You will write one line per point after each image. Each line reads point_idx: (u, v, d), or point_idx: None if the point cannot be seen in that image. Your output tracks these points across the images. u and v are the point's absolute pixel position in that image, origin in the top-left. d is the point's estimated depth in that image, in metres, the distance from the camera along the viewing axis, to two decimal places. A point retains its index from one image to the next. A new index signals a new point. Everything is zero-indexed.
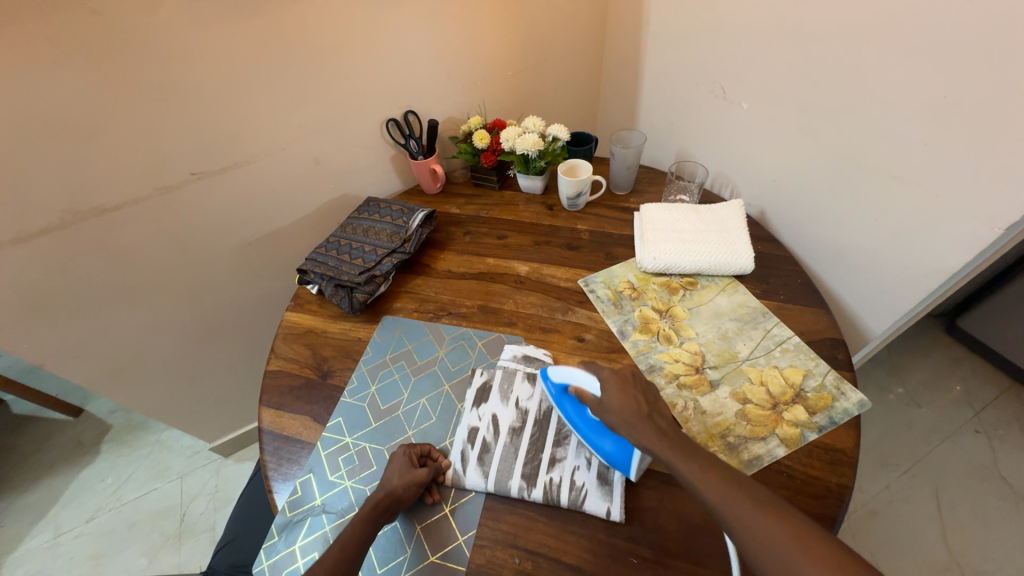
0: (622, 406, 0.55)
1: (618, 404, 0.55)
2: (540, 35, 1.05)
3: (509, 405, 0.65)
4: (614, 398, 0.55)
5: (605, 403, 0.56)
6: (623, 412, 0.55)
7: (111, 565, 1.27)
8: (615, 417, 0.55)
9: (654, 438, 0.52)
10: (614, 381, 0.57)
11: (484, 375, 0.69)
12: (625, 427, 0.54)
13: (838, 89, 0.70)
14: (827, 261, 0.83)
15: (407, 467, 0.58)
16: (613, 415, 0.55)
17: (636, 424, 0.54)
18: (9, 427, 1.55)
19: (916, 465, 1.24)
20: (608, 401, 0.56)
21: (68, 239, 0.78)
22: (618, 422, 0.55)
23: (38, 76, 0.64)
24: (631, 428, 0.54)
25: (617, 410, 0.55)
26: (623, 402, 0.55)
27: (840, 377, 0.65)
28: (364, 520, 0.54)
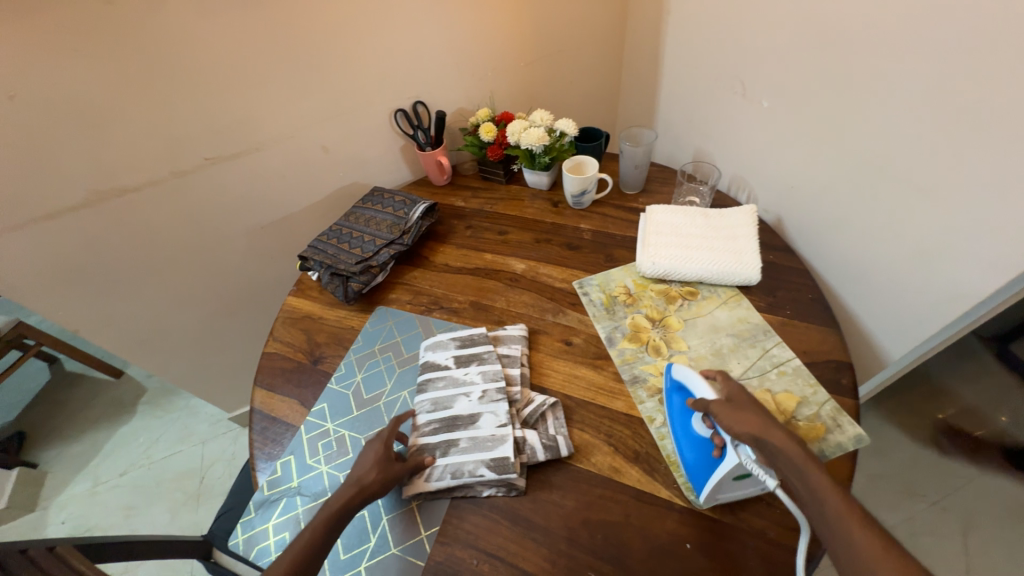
0: (756, 415, 0.52)
1: (749, 414, 0.53)
2: (557, 25, 1.02)
3: (460, 392, 0.65)
4: (745, 408, 0.53)
5: (735, 411, 0.53)
6: (757, 420, 0.52)
7: (139, 516, 1.39)
8: (746, 425, 0.51)
9: (783, 442, 0.50)
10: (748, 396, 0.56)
11: (437, 373, 0.68)
12: (759, 434, 0.50)
13: (865, 90, 0.64)
14: (842, 276, 0.77)
15: (382, 459, 0.56)
16: (741, 423, 0.51)
17: (769, 430, 0.51)
18: (63, 382, 1.72)
19: (945, 498, 1.14)
20: (742, 410, 0.53)
21: (91, 218, 0.83)
22: (752, 430, 0.51)
23: (58, 64, 0.68)
24: (766, 436, 0.50)
25: (742, 418, 0.52)
26: (756, 412, 0.53)
27: (839, 409, 0.59)
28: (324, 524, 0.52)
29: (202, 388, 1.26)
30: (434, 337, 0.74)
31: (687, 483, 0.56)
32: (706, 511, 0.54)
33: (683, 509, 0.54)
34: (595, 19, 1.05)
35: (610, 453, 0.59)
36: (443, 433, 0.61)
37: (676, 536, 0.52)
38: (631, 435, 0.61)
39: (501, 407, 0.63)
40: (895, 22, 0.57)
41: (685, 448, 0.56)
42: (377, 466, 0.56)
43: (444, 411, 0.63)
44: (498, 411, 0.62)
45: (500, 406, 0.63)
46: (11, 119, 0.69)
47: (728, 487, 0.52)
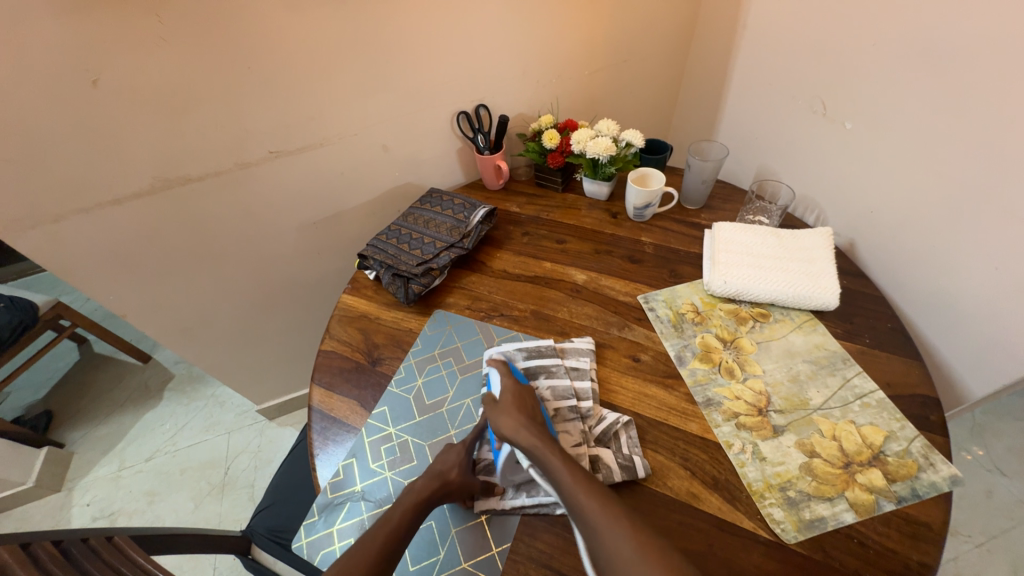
0: (512, 411, 0.59)
1: (510, 410, 0.59)
2: (626, 36, 1.02)
3: None
4: (510, 404, 0.60)
5: (503, 407, 0.60)
6: (516, 416, 0.58)
7: (163, 503, 1.38)
8: (507, 422, 0.57)
9: None
10: (513, 390, 0.62)
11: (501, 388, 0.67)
12: (512, 432, 0.56)
13: (975, 116, 0.63)
14: (922, 303, 0.77)
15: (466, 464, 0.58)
16: (505, 420, 0.58)
17: (522, 427, 0.57)
18: (91, 363, 1.72)
19: (994, 539, 1.10)
20: (504, 407, 0.60)
21: (155, 204, 0.83)
22: (507, 428, 0.57)
23: (145, 50, 0.68)
24: (517, 434, 0.56)
25: (509, 415, 0.59)
26: (515, 408, 0.60)
27: (929, 446, 0.58)
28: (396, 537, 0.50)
29: (238, 379, 1.26)
30: (500, 347, 0.73)
31: (771, 515, 0.54)
32: (794, 545, 0.51)
33: (770, 542, 0.52)
34: (660, 32, 1.05)
35: (688, 477, 0.57)
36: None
37: (764, 571, 0.50)
38: (709, 460, 0.59)
39: (574, 427, 0.62)
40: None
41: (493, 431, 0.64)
42: (460, 466, 0.58)
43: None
44: (571, 432, 0.61)
45: (570, 426, 0.62)
46: (91, 104, 0.69)
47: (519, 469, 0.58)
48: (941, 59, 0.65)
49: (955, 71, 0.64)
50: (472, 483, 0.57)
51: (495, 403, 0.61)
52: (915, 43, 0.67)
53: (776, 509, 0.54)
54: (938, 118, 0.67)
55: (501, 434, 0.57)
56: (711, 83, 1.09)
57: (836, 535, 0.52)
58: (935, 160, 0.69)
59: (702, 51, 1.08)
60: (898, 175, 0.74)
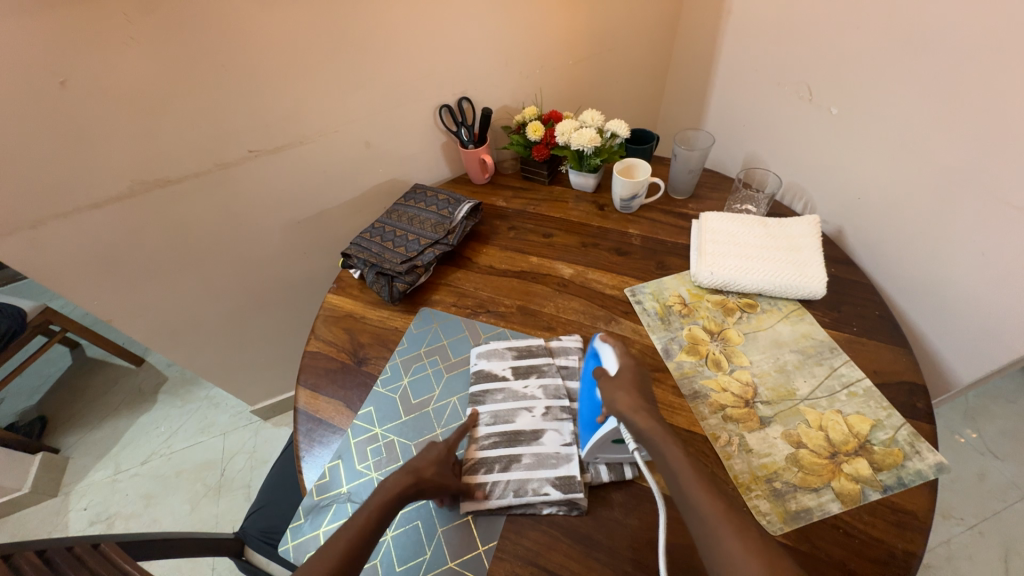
0: (631, 390, 0.55)
1: (629, 390, 0.56)
2: (610, 23, 1.00)
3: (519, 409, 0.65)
4: (629, 383, 0.56)
5: (621, 385, 0.56)
6: (635, 398, 0.55)
7: (160, 506, 1.38)
8: (627, 400, 0.54)
9: None
10: (632, 369, 0.58)
11: (491, 387, 0.67)
12: (629, 411, 0.53)
13: (961, 99, 0.62)
14: (911, 291, 0.76)
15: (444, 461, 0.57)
16: (622, 398, 0.54)
17: (641, 410, 0.53)
18: (83, 367, 1.72)
19: (985, 522, 1.11)
20: (623, 385, 0.56)
21: (134, 207, 0.81)
22: (625, 406, 0.53)
23: (114, 49, 0.66)
24: (634, 414, 0.52)
25: (627, 393, 0.55)
26: (634, 388, 0.56)
27: (916, 434, 0.57)
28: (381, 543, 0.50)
29: (230, 380, 1.25)
30: (488, 345, 0.72)
31: (757, 507, 0.53)
32: (779, 536, 0.51)
33: None
34: (644, 19, 1.03)
35: None
36: (502, 446, 0.62)
37: None
38: (695, 453, 0.58)
39: (566, 427, 0.63)
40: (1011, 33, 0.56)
41: (586, 403, 0.61)
42: (437, 463, 0.57)
43: (504, 425, 0.63)
44: (561, 430, 0.62)
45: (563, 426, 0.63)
46: (60, 107, 0.67)
47: (608, 446, 0.57)
48: (927, 40, 0.63)
49: (940, 53, 0.63)
50: (449, 481, 0.56)
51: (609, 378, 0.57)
52: (901, 25, 0.65)
53: (762, 500, 0.54)
54: (924, 102, 0.66)
55: (616, 410, 0.54)
56: (698, 70, 1.07)
57: (821, 526, 0.52)
58: (921, 145, 0.68)
59: (688, 38, 1.06)
60: (884, 161, 0.73)
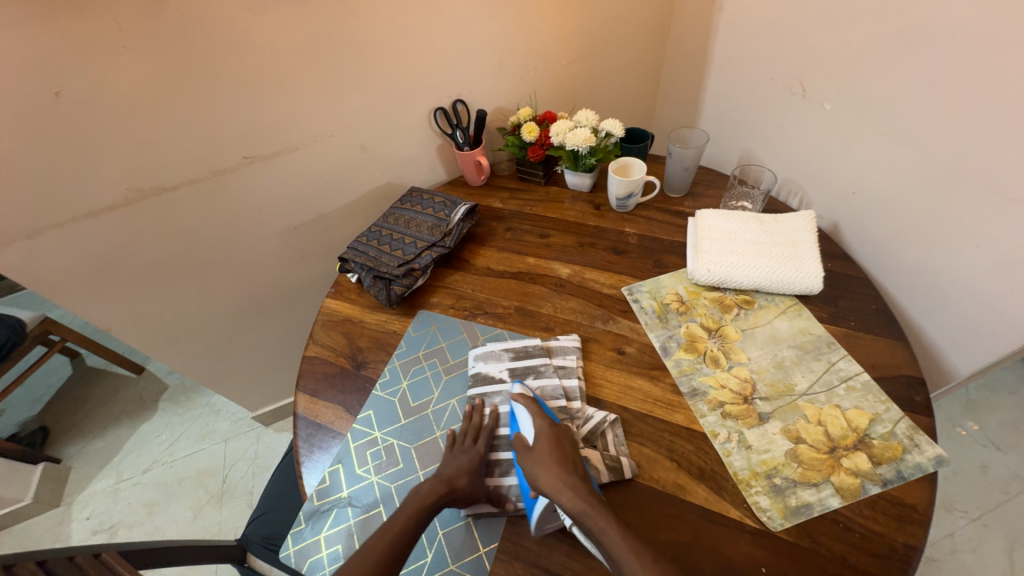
0: (551, 463, 0.54)
1: (548, 462, 0.54)
2: (602, 23, 1.00)
3: None
4: (547, 453, 0.55)
5: (539, 458, 0.55)
6: (556, 471, 0.53)
7: (162, 514, 1.38)
8: (547, 479, 0.52)
9: None
10: (549, 434, 0.57)
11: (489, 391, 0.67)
12: (555, 491, 0.51)
13: (952, 92, 0.62)
14: (908, 284, 0.77)
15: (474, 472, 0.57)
16: (544, 475, 0.53)
17: (566, 486, 0.52)
18: (84, 376, 1.71)
19: (988, 514, 1.11)
20: (541, 458, 0.55)
21: (131, 216, 0.81)
22: (548, 484, 0.52)
23: (109, 59, 0.66)
24: (560, 494, 0.51)
25: (547, 468, 0.54)
26: (554, 459, 0.54)
27: (915, 427, 0.58)
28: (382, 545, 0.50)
29: (230, 387, 1.25)
30: (485, 347, 0.72)
31: (757, 503, 0.53)
32: (781, 532, 0.51)
33: (756, 531, 0.52)
34: (637, 18, 1.03)
35: (674, 468, 0.57)
36: None
37: (750, 560, 0.50)
38: (695, 450, 0.58)
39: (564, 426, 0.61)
40: (1001, 26, 0.56)
41: (522, 475, 0.58)
42: (467, 475, 0.57)
43: (506, 429, 0.64)
44: None
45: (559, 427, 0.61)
46: (56, 117, 0.67)
47: (550, 517, 0.53)
48: (918, 34, 0.64)
49: (931, 46, 0.63)
50: (450, 482, 0.56)
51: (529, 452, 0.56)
52: (892, 19, 0.66)
53: (762, 497, 0.54)
54: (916, 96, 0.66)
55: (542, 490, 0.52)
56: (691, 68, 1.07)
57: (822, 521, 0.52)
58: (915, 138, 0.68)
59: (681, 36, 1.06)
60: (879, 154, 0.73)
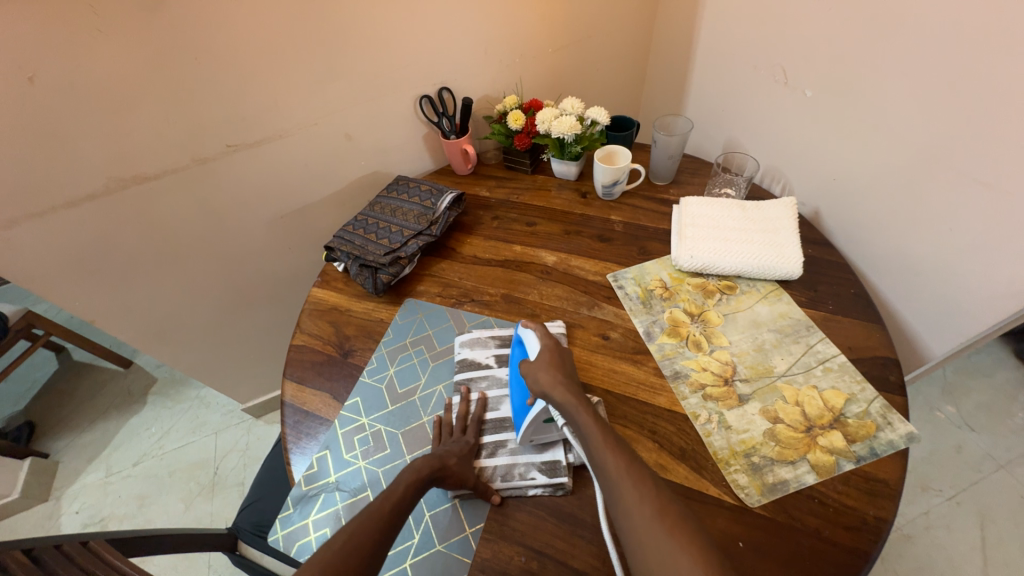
0: (549, 367, 0.60)
1: (548, 367, 0.60)
2: (588, 9, 1.00)
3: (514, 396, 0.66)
4: (546, 362, 0.61)
5: (539, 365, 0.60)
6: (553, 374, 0.59)
7: (153, 506, 1.38)
8: (544, 379, 0.58)
9: None
10: (551, 349, 0.63)
11: (476, 376, 0.68)
12: (548, 387, 0.57)
13: (929, 78, 0.63)
14: (886, 269, 0.78)
15: (467, 457, 0.58)
16: (543, 376, 0.59)
17: (558, 384, 0.57)
18: (70, 371, 1.70)
19: (962, 492, 1.14)
20: (541, 364, 0.61)
21: (111, 205, 0.80)
22: (545, 382, 0.58)
23: (82, 44, 0.65)
24: (553, 389, 0.57)
25: (546, 371, 0.60)
26: (552, 366, 0.60)
27: (888, 406, 0.59)
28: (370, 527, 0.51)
29: (218, 379, 1.25)
30: (472, 334, 0.73)
31: (736, 481, 0.55)
32: (758, 508, 0.53)
33: (734, 507, 0.53)
34: (622, 6, 1.03)
35: (656, 449, 0.58)
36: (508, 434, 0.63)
37: (728, 535, 0.51)
38: (676, 432, 0.59)
39: None
40: (975, 12, 0.57)
41: (518, 392, 0.63)
42: (459, 457, 0.58)
43: (492, 413, 0.64)
44: None
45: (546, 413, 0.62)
46: (30, 103, 0.66)
47: (541, 426, 0.59)
48: (895, 22, 0.65)
49: (908, 33, 0.64)
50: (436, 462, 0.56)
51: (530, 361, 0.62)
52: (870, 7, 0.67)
53: (741, 475, 0.55)
54: (894, 83, 0.67)
55: (539, 389, 0.58)
56: (676, 56, 1.08)
57: (798, 497, 0.53)
58: (893, 125, 0.69)
59: (666, 24, 1.07)
60: (858, 140, 0.74)
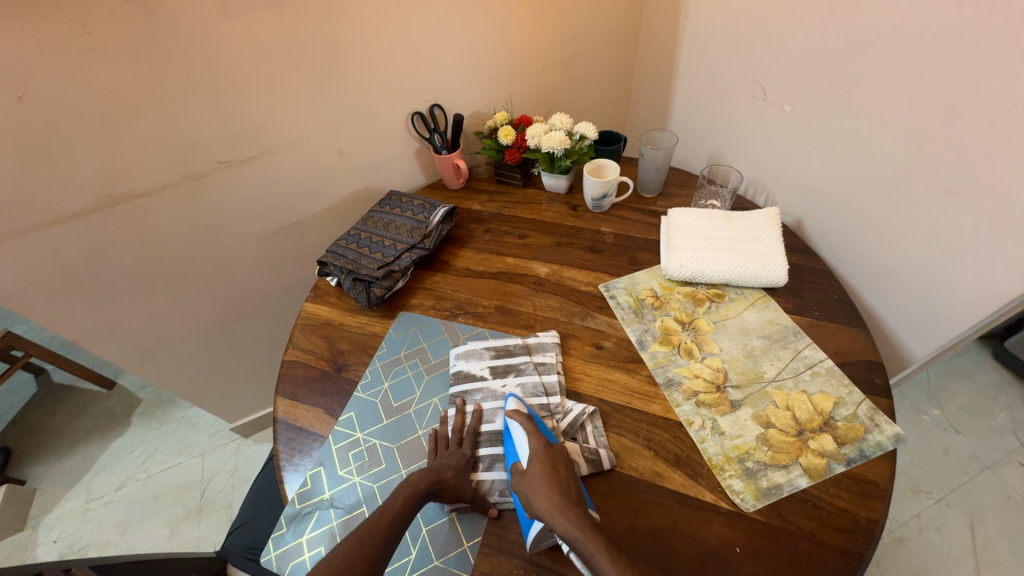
0: (544, 486, 0.52)
1: (543, 485, 0.53)
2: (575, 29, 1.03)
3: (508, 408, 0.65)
4: (540, 478, 0.53)
5: (533, 483, 0.53)
6: (550, 496, 0.51)
7: (136, 533, 1.33)
8: (541, 506, 0.51)
9: None
10: (542, 456, 0.55)
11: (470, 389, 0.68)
12: (549, 514, 0.50)
13: (898, 93, 0.67)
14: (868, 275, 0.81)
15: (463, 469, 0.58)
16: (538, 499, 0.52)
17: (560, 509, 0.50)
18: (50, 394, 1.65)
19: (951, 494, 1.16)
20: (535, 482, 0.53)
21: (100, 222, 0.80)
22: (542, 509, 0.51)
23: (75, 62, 0.66)
24: (553, 518, 0.50)
25: (541, 492, 0.52)
26: (547, 482, 0.53)
27: (875, 408, 0.61)
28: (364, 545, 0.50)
29: (206, 397, 1.22)
30: (467, 345, 0.73)
31: (731, 486, 0.55)
32: (753, 513, 0.53)
33: (730, 512, 0.54)
34: (607, 26, 1.07)
35: (651, 456, 0.59)
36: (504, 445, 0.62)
37: (725, 540, 0.52)
38: (671, 438, 0.60)
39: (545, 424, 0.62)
40: (937, 32, 0.61)
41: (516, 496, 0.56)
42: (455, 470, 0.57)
43: (488, 424, 0.64)
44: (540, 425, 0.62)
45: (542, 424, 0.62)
46: (21, 121, 0.66)
47: (548, 540, 0.52)
48: (865, 41, 0.68)
49: (876, 51, 0.67)
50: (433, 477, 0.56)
51: (522, 477, 0.55)
52: (842, 28, 0.70)
53: (736, 480, 0.56)
54: (866, 97, 0.71)
55: (536, 515, 0.51)
56: (659, 73, 1.12)
57: (791, 500, 0.54)
58: (867, 137, 0.73)
59: (649, 43, 1.11)
60: (835, 152, 0.78)
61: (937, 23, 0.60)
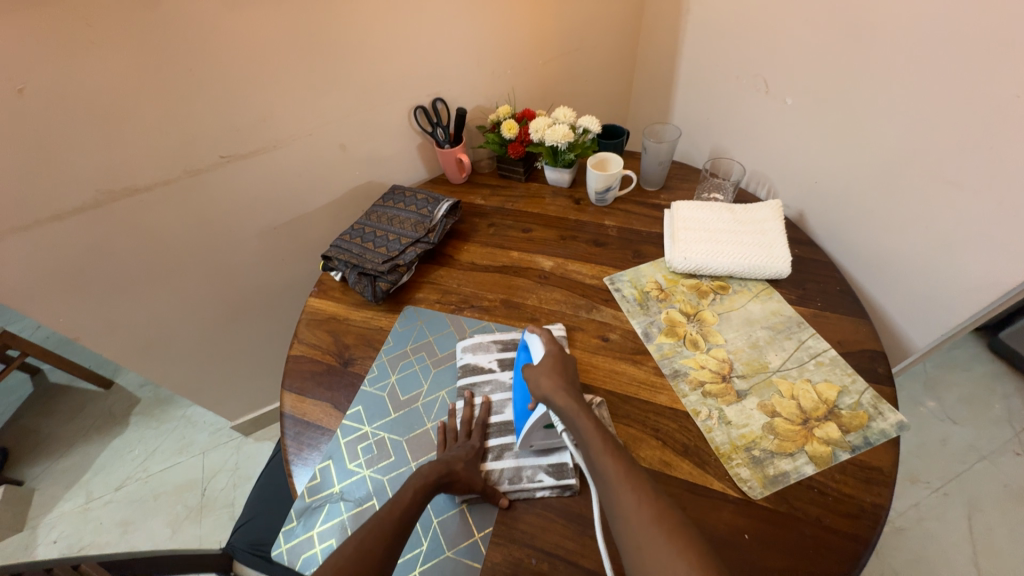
0: (551, 374, 0.59)
1: (550, 373, 0.59)
2: (576, 22, 1.03)
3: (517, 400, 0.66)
4: (549, 367, 0.60)
5: (541, 371, 0.60)
6: (554, 380, 0.58)
7: (137, 532, 1.32)
8: (546, 385, 0.58)
9: None
10: (556, 355, 0.62)
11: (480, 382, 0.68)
12: (549, 392, 0.57)
13: (900, 86, 0.67)
14: (869, 267, 0.82)
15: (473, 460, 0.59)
16: (543, 381, 0.58)
17: (560, 389, 0.57)
18: (46, 394, 1.63)
19: (948, 484, 1.18)
20: (543, 369, 0.60)
21: (100, 218, 0.79)
22: (546, 389, 0.57)
23: (74, 55, 0.65)
24: (554, 394, 0.56)
25: (547, 376, 0.59)
26: (554, 371, 0.60)
27: (878, 397, 0.62)
28: (376, 537, 0.50)
29: (208, 395, 1.22)
30: (474, 339, 0.73)
31: (738, 474, 0.56)
32: (761, 500, 0.54)
33: (738, 500, 0.54)
34: (608, 20, 1.07)
35: (660, 447, 0.59)
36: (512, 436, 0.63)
37: (734, 528, 0.52)
38: (679, 429, 0.61)
39: None
40: (939, 24, 0.61)
41: (520, 395, 0.63)
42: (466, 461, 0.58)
43: (496, 417, 0.65)
44: None
45: None
46: (19, 115, 0.65)
47: (539, 430, 0.59)
48: (867, 33, 0.69)
49: (878, 43, 0.68)
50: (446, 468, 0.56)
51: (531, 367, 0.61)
52: (844, 20, 0.71)
53: (743, 468, 0.57)
54: (868, 89, 0.71)
55: (539, 396, 0.58)
56: (661, 67, 1.12)
57: (798, 488, 0.55)
58: (869, 129, 0.73)
59: (651, 37, 1.11)
60: (837, 145, 0.78)
61: (938, 16, 0.61)
